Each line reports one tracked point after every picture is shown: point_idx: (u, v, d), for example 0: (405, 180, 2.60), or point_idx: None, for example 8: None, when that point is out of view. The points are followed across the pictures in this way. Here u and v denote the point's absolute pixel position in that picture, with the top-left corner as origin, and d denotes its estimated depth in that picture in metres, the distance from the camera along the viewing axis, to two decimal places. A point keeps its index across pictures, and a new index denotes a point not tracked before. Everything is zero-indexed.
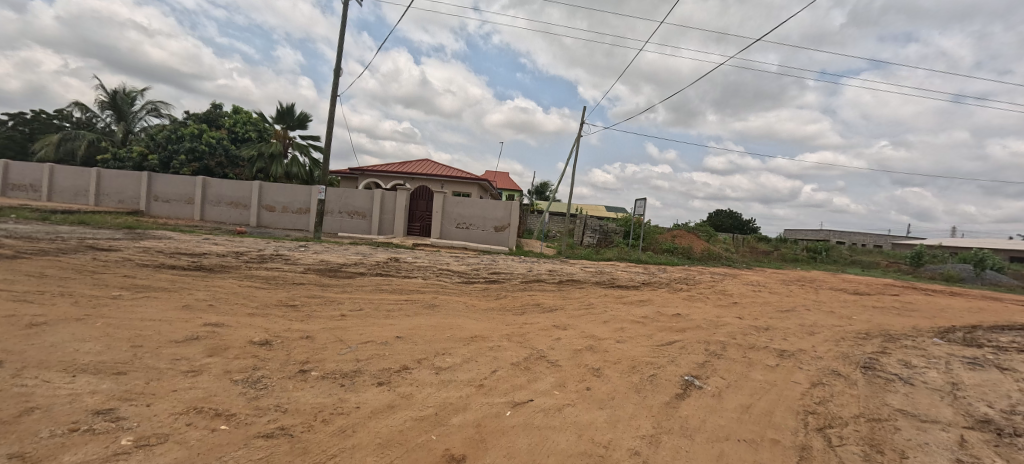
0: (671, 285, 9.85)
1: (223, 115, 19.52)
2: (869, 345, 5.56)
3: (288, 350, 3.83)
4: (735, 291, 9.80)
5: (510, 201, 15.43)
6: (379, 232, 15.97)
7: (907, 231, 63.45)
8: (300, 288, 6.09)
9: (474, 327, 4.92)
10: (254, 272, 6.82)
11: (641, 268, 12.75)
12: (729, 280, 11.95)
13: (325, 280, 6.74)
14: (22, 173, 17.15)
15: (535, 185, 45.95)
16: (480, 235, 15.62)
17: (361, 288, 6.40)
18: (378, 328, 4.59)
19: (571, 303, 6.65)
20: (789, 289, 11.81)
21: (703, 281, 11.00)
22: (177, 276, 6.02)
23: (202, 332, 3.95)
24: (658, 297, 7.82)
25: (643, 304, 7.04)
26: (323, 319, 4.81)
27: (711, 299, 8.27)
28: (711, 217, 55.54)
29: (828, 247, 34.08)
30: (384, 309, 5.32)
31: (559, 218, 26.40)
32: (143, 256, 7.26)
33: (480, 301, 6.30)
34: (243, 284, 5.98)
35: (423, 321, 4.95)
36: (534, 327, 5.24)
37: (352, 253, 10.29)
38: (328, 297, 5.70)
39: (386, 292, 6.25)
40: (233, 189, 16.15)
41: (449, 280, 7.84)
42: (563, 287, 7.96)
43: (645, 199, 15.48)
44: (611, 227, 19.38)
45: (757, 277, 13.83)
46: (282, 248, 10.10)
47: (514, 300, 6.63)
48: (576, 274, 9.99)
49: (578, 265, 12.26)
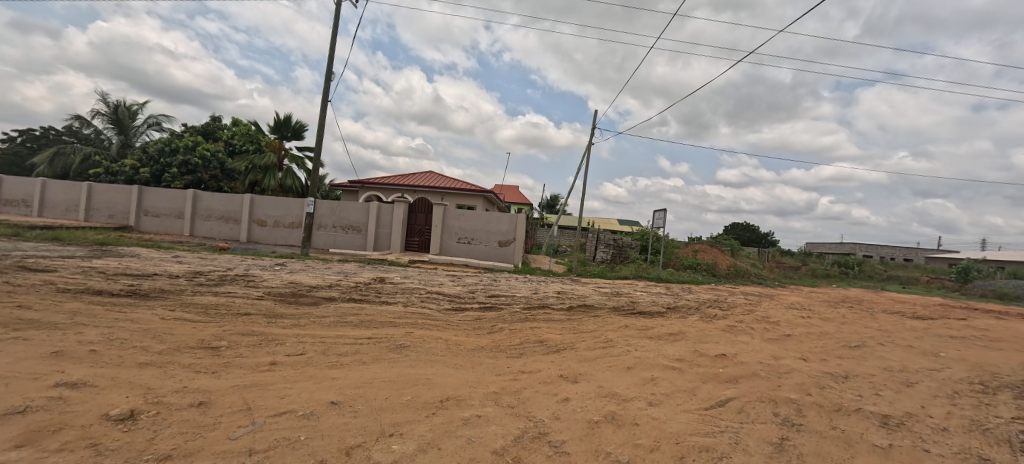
0: (702, 311, 8.31)
1: (221, 128, 18.92)
2: (1002, 407, 3.99)
3: (156, 432, 2.55)
4: (780, 318, 8.21)
5: (516, 214, 14.17)
6: (375, 247, 14.83)
7: (939, 245, 59.99)
8: (243, 320, 4.86)
9: (450, 382, 3.56)
10: (195, 299, 5.59)
11: (663, 289, 11.24)
12: (767, 303, 10.34)
13: (279, 309, 5.47)
14: (11, 187, 16.51)
15: (545, 200, 44.99)
16: (483, 250, 14.35)
17: (319, 320, 5.09)
18: (312, 387, 3.27)
19: (585, 339, 5.22)
20: (840, 313, 10.12)
21: (738, 305, 9.41)
22: (89, 305, 4.81)
23: (39, 402, 2.70)
24: (692, 328, 6.35)
25: (676, 340, 5.55)
26: (243, 372, 3.52)
27: (757, 330, 6.73)
28: (729, 230, 53.41)
29: (859, 261, 31.80)
30: (335, 352, 4.02)
31: (569, 233, 24.98)
32: (74, 278, 6.14)
33: (467, 338, 4.94)
34: (168, 316, 4.76)
35: (381, 373, 3.60)
36: (532, 380, 3.84)
37: (333, 272, 9.08)
38: (270, 334, 4.45)
39: (347, 326, 4.93)
40: (223, 202, 15.28)
41: (435, 307, 6.49)
42: (574, 316, 6.52)
43: (665, 210, 14.01)
44: (626, 241, 17.85)
45: (796, 298, 12.11)
46: (255, 267, 8.96)
47: (511, 336, 5.23)
48: (589, 298, 8.51)
49: (591, 285, 10.82)
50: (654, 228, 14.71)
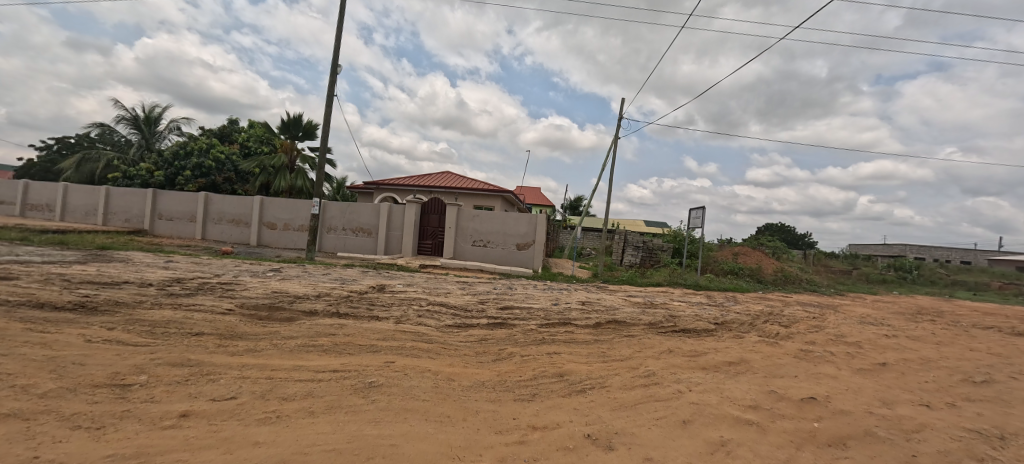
0: (759, 328, 6.82)
1: (237, 131, 18.74)
2: None
3: None
4: (861, 338, 6.65)
5: (535, 215, 13.00)
6: (386, 251, 14.01)
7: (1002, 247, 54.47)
8: (187, 344, 3.91)
9: (425, 453, 2.40)
10: (148, 314, 4.71)
11: (704, 298, 9.78)
12: (833, 317, 8.67)
13: (240, 328, 4.51)
14: (36, 193, 16.71)
15: (566, 202, 43.72)
16: (499, 254, 13.25)
17: (282, 344, 4.07)
18: (216, 462, 2.19)
19: (619, 373, 3.97)
20: (927, 330, 8.40)
21: (800, 320, 7.82)
22: (10, 324, 3.97)
23: None
24: (757, 354, 5.01)
25: (741, 373, 4.25)
26: (136, 430, 2.49)
27: (841, 358, 5.30)
28: (764, 230, 50.27)
29: (916, 264, 28.67)
30: (279, 396, 2.96)
31: (593, 235, 23.61)
32: (27, 287, 5.40)
33: (464, 372, 3.79)
34: (97, 338, 3.87)
35: (329, 434, 2.50)
36: (546, 445, 2.64)
37: (329, 279, 8.18)
38: (209, 364, 3.45)
39: (313, 353, 3.87)
40: (234, 205, 14.86)
41: (433, 324, 5.40)
42: (603, 337, 5.25)
43: (704, 209, 12.45)
44: (658, 244, 16.31)
45: (863, 311, 10.30)
46: (246, 273, 8.14)
47: (523, 366, 4.07)
48: (619, 311, 7.18)
49: (620, 293, 9.50)
50: (690, 230, 13.19)
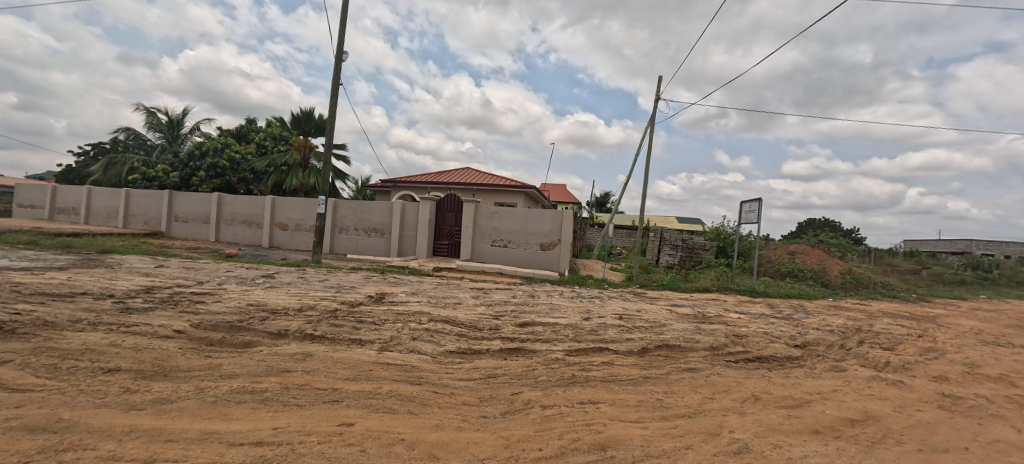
0: (859, 355, 5.18)
1: (253, 130, 18.37)
2: None
3: None
4: (1007, 372, 4.91)
5: (560, 211, 11.65)
6: (399, 253, 13.01)
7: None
8: (81, 390, 2.85)
9: None
10: (68, 339, 3.71)
11: (766, 308, 8.12)
12: (942, 335, 6.81)
13: (173, 361, 3.44)
14: (63, 196, 16.90)
15: (593, 198, 41.90)
16: (521, 255, 11.96)
17: (207, 392, 2.92)
18: None
19: (695, 448, 2.56)
20: None
21: (905, 342, 6.08)
22: None
23: None
24: (886, 406, 3.47)
25: (884, 447, 2.74)
26: None
27: (1009, 410, 3.65)
28: (808, 226, 46.52)
29: (997, 263, 25.11)
30: None
31: (624, 233, 21.92)
32: None
33: (455, 445, 2.49)
34: None
35: None
36: None
37: (324, 286, 7.14)
38: (80, 431, 2.34)
39: (241, 411, 2.67)
40: (246, 206, 14.32)
41: (429, 352, 4.16)
42: (654, 373, 3.84)
43: (759, 201, 10.66)
44: (700, 242, 14.50)
45: (972, 324, 8.29)
46: (233, 279, 7.22)
47: (543, 429, 2.74)
48: (667, 329, 5.71)
49: (664, 303, 8.00)
50: (740, 226, 11.45)
